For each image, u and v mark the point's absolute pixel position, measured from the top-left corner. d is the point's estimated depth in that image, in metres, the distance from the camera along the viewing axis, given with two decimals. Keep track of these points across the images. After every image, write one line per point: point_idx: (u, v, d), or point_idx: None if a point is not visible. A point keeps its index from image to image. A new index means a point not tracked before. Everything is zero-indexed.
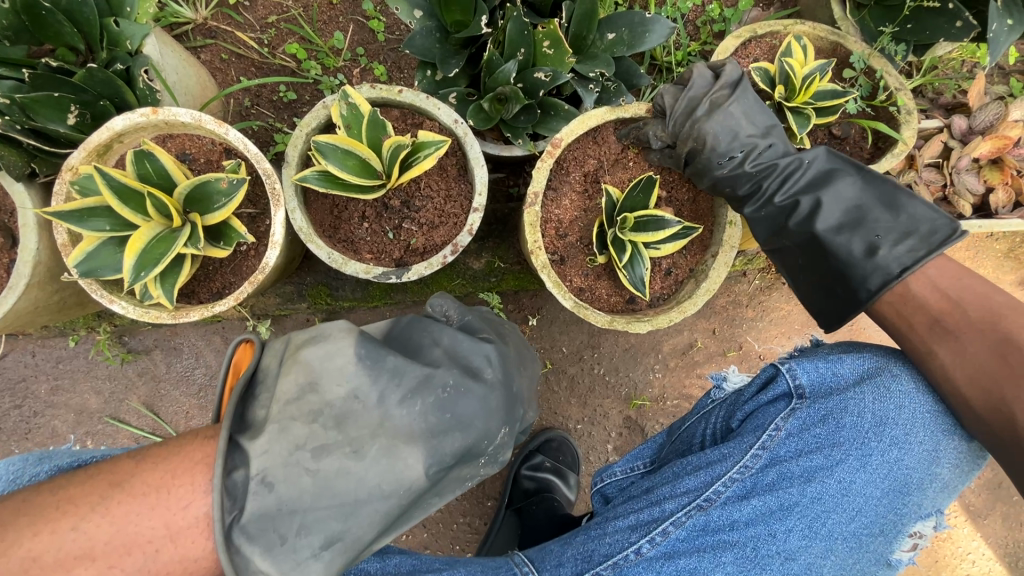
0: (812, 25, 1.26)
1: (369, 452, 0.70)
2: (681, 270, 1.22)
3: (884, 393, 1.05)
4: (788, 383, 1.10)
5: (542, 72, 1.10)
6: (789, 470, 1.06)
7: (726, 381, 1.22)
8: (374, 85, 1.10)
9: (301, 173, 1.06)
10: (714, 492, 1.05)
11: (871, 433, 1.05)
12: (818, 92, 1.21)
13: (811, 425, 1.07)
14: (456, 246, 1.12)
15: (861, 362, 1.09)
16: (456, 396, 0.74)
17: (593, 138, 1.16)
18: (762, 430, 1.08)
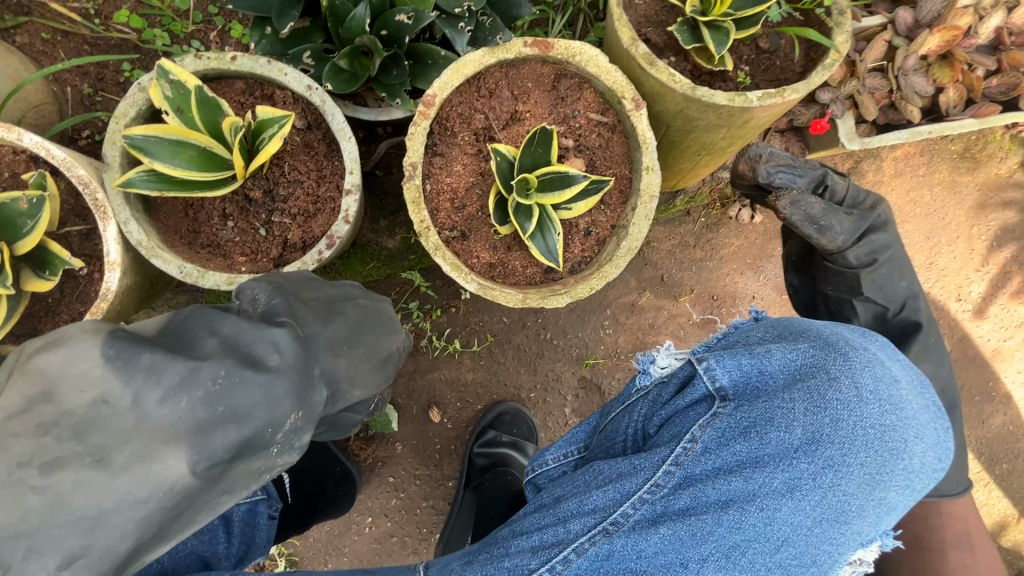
0: None
1: (119, 456, 0.49)
2: (602, 228, 1.09)
3: (817, 401, 0.85)
4: (706, 385, 0.91)
5: (403, 14, 0.91)
6: (704, 493, 0.85)
7: (654, 364, 1.02)
8: (197, 54, 0.90)
9: (125, 176, 0.88)
10: (622, 514, 0.86)
11: (801, 451, 0.84)
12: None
13: (729, 440, 0.87)
14: (332, 238, 0.96)
15: (794, 357, 0.89)
16: (232, 387, 0.52)
17: (478, 88, 0.98)
18: (678, 440, 0.89)
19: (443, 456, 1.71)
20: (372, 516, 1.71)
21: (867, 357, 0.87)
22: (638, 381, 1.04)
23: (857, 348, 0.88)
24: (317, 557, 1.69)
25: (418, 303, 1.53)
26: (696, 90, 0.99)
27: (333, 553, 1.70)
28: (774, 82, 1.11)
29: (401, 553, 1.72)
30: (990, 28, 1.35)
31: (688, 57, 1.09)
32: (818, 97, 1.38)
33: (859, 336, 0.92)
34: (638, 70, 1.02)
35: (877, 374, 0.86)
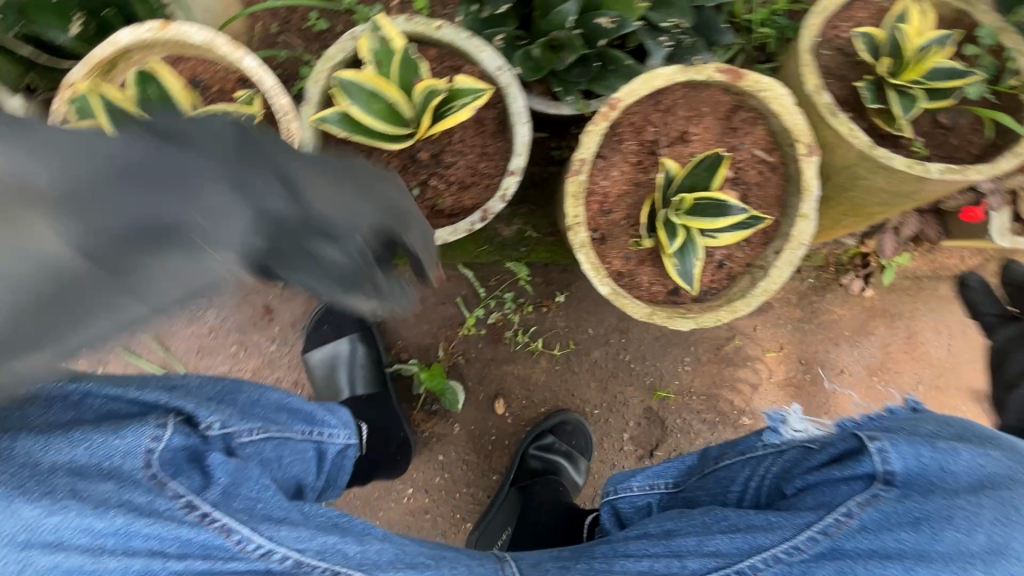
0: None
1: (107, 221, 0.50)
2: (736, 264, 1.09)
3: (1004, 513, 0.81)
4: (874, 465, 0.85)
5: (606, 17, 0.94)
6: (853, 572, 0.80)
7: (786, 423, 1.01)
8: (411, 17, 0.95)
9: (321, 113, 0.94)
10: (751, 566, 0.83)
11: (981, 561, 0.79)
12: (933, 69, 1.02)
13: (891, 523, 0.82)
14: (486, 213, 0.99)
15: (976, 461, 0.85)
16: (148, 150, 0.54)
17: (656, 102, 1.00)
18: (829, 509, 0.85)
19: (494, 449, 1.71)
20: (412, 488, 1.73)
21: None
22: (771, 436, 1.02)
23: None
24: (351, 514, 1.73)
25: (513, 294, 1.55)
26: (874, 149, 0.97)
27: (367, 514, 1.73)
28: (949, 159, 1.08)
29: (430, 532, 1.73)
30: None
31: (864, 116, 1.08)
32: (975, 184, 1.33)
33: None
34: (817, 118, 1.01)
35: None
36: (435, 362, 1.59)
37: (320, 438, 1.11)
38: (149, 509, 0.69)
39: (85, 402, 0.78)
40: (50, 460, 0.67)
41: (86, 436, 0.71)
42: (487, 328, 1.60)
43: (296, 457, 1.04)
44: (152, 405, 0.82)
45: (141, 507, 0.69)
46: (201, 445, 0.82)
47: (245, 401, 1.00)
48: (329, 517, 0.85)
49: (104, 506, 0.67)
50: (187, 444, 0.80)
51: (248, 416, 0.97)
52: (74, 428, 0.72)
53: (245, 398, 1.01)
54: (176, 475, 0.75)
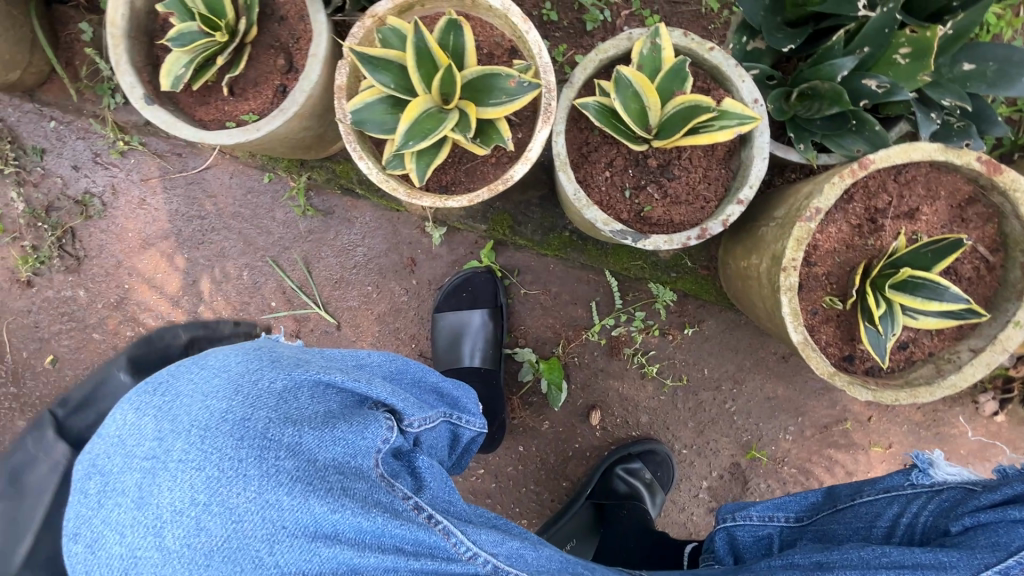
0: None
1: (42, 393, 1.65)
2: (919, 349, 1.08)
3: None
4: None
5: (876, 82, 0.95)
6: None
7: (935, 468, 0.98)
8: (689, 33, 0.99)
9: (582, 99, 0.99)
10: None
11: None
12: None
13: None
14: (703, 232, 1.02)
15: None
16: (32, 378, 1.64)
17: (895, 173, 1.01)
18: (1004, 550, 0.81)
19: (574, 456, 1.72)
20: (483, 469, 1.75)
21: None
22: (915, 478, 1.00)
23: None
24: None
25: (645, 314, 1.57)
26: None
27: None
28: None
29: None
30: None
31: None
32: None
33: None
34: None
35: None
36: (550, 357, 1.62)
37: (457, 422, 1.05)
38: (392, 510, 0.78)
39: (330, 393, 0.82)
40: (324, 456, 0.75)
41: (344, 435, 0.78)
42: (608, 339, 1.62)
43: (437, 443, 1.01)
44: (370, 398, 0.86)
45: (388, 508, 0.77)
46: (406, 444, 0.89)
47: (409, 380, 0.99)
48: (489, 518, 0.93)
49: (368, 507, 0.75)
50: (400, 445, 0.88)
51: (422, 403, 0.96)
52: (333, 421, 0.79)
53: (410, 377, 0.99)
54: (396, 475, 0.84)
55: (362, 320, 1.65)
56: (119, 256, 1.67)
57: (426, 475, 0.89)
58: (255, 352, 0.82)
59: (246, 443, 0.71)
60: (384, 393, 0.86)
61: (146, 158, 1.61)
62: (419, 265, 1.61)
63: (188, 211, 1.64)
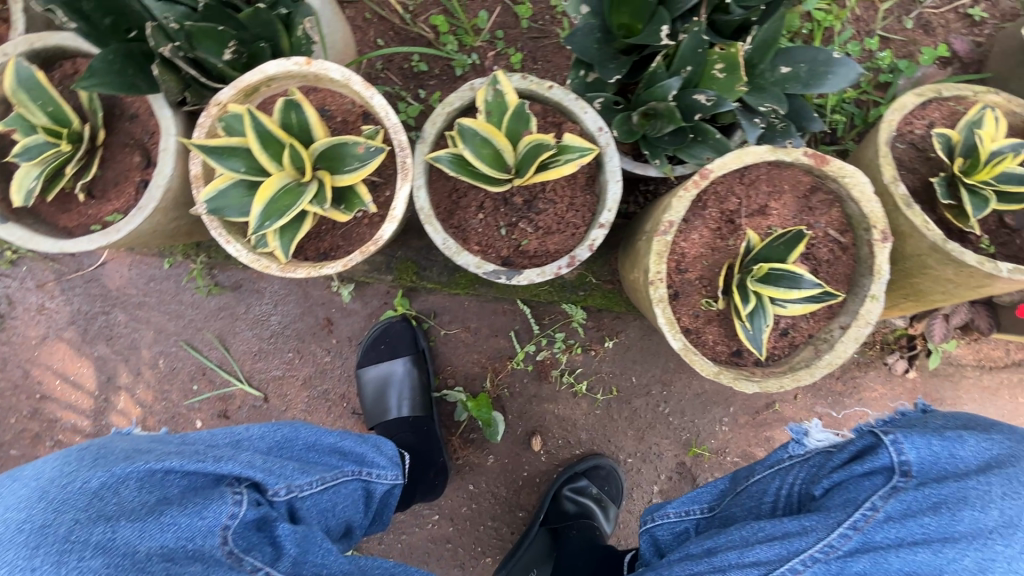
0: (1006, 97, 1.16)
1: None
2: (799, 333, 1.13)
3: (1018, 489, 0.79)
4: (890, 456, 0.85)
5: (704, 95, 1.02)
6: (886, 562, 0.79)
7: (808, 437, 1.01)
8: (527, 76, 1.05)
9: (435, 153, 1.03)
10: (790, 569, 0.83)
11: (996, 534, 0.78)
12: (1002, 173, 1.08)
13: (916, 511, 0.81)
14: (572, 259, 1.06)
15: (988, 446, 0.84)
16: None
17: (740, 176, 1.07)
18: (854, 505, 0.84)
19: (525, 485, 1.71)
20: (438, 515, 1.73)
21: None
22: (791, 448, 1.04)
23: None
24: (374, 534, 1.72)
25: (565, 335, 1.61)
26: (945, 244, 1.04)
27: (390, 535, 1.73)
28: (1012, 258, 1.13)
29: (449, 562, 1.73)
30: None
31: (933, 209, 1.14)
32: None
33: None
34: (891, 207, 1.08)
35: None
36: (481, 392, 1.63)
37: (369, 478, 1.14)
38: None
39: (165, 480, 0.85)
40: (146, 547, 0.78)
41: (172, 521, 0.81)
42: (535, 364, 1.64)
43: (347, 501, 1.09)
44: (224, 476, 0.89)
45: None
46: (269, 514, 0.92)
47: (301, 449, 1.05)
48: (387, 569, 0.99)
49: None
50: (259, 516, 0.90)
51: (308, 467, 1.02)
52: (163, 508, 0.82)
53: (302, 443, 1.06)
54: (250, 549, 0.87)
55: (289, 388, 1.63)
56: (26, 367, 1.62)
57: (289, 542, 0.91)
58: (84, 451, 0.85)
59: (44, 549, 0.74)
60: (238, 468, 0.90)
61: (39, 263, 1.59)
62: (336, 324, 1.61)
63: (91, 309, 1.60)
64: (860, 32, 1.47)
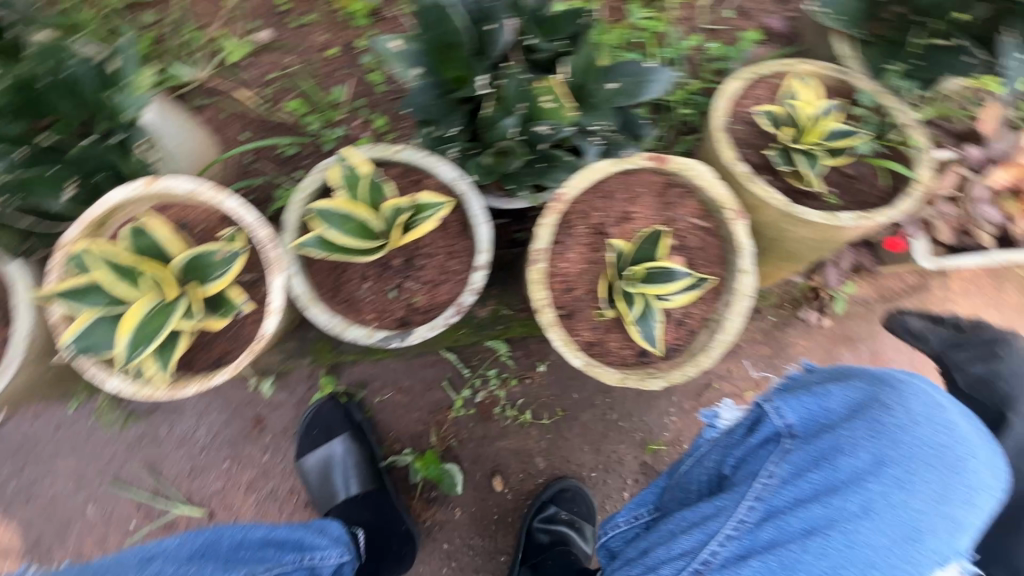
0: (816, 65, 1.28)
1: None
2: (694, 319, 1.18)
3: (878, 426, 0.91)
4: (775, 423, 1.01)
5: (544, 126, 1.07)
6: (786, 524, 0.89)
7: (718, 419, 1.16)
8: (372, 146, 1.09)
9: (300, 239, 1.03)
10: (709, 552, 0.92)
11: (868, 474, 0.89)
12: (827, 131, 1.19)
13: (803, 470, 0.93)
14: (459, 307, 1.08)
15: (850, 393, 0.98)
16: None
17: (598, 191, 1.14)
18: (754, 477, 0.97)
19: (498, 529, 1.69)
20: None
21: (915, 389, 0.95)
22: (706, 433, 1.18)
23: (904, 379, 0.97)
24: None
25: (497, 370, 1.62)
26: (791, 208, 1.12)
27: None
28: (863, 204, 1.20)
29: None
30: None
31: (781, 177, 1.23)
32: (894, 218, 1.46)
33: (909, 374, 1.00)
34: (739, 185, 1.16)
35: (924, 402, 0.93)
36: (428, 449, 1.62)
37: (308, 563, 1.14)
38: None
39: None
40: None
41: None
42: (476, 406, 1.65)
43: None
44: None
45: None
46: None
47: (228, 548, 1.07)
48: None
49: None
50: None
51: (233, 564, 1.04)
52: None
53: (227, 544, 1.08)
54: None
55: (233, 499, 1.56)
56: None
57: None
58: None
59: None
60: None
61: None
62: (267, 420, 1.57)
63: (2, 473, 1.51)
64: (689, 31, 1.59)
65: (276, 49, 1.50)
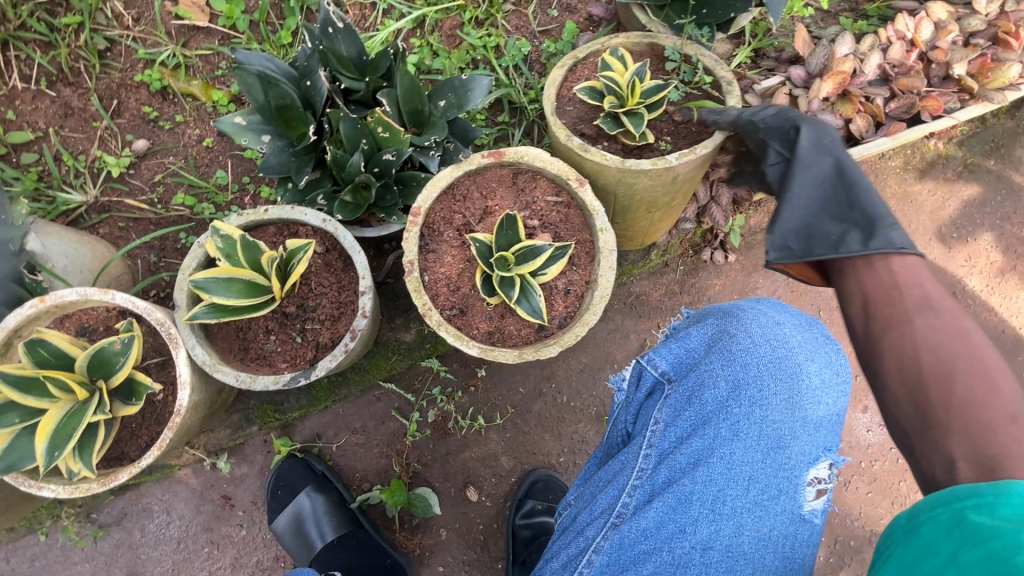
0: (625, 36, 1.40)
1: None
2: (578, 284, 1.28)
3: (729, 356, 1.06)
4: (652, 374, 1.13)
5: (388, 153, 1.19)
6: (676, 461, 1.03)
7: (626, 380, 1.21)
8: (239, 212, 1.18)
9: (191, 312, 1.11)
10: (622, 505, 1.03)
11: (731, 400, 1.04)
12: (644, 90, 1.32)
13: (681, 409, 1.06)
14: (354, 331, 1.16)
15: (706, 332, 1.12)
16: None
17: (453, 195, 1.25)
18: (646, 428, 1.09)
19: (488, 537, 1.72)
20: None
21: (754, 313, 1.11)
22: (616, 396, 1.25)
23: (745, 308, 1.11)
24: None
25: (440, 387, 1.70)
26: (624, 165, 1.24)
27: None
28: (694, 143, 1.34)
29: None
30: (873, 66, 1.62)
31: (617, 140, 1.36)
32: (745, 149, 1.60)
33: (750, 302, 1.15)
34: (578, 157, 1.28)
35: (764, 323, 1.09)
36: (394, 479, 1.66)
37: None
38: None
39: None
40: None
41: None
42: (431, 426, 1.71)
43: None
44: None
45: None
46: None
47: None
48: None
49: None
50: None
51: None
52: None
53: None
54: None
55: None
56: None
57: None
58: None
59: None
60: None
61: None
62: (234, 496, 1.61)
63: None
64: (524, 37, 1.74)
65: (157, 153, 1.62)
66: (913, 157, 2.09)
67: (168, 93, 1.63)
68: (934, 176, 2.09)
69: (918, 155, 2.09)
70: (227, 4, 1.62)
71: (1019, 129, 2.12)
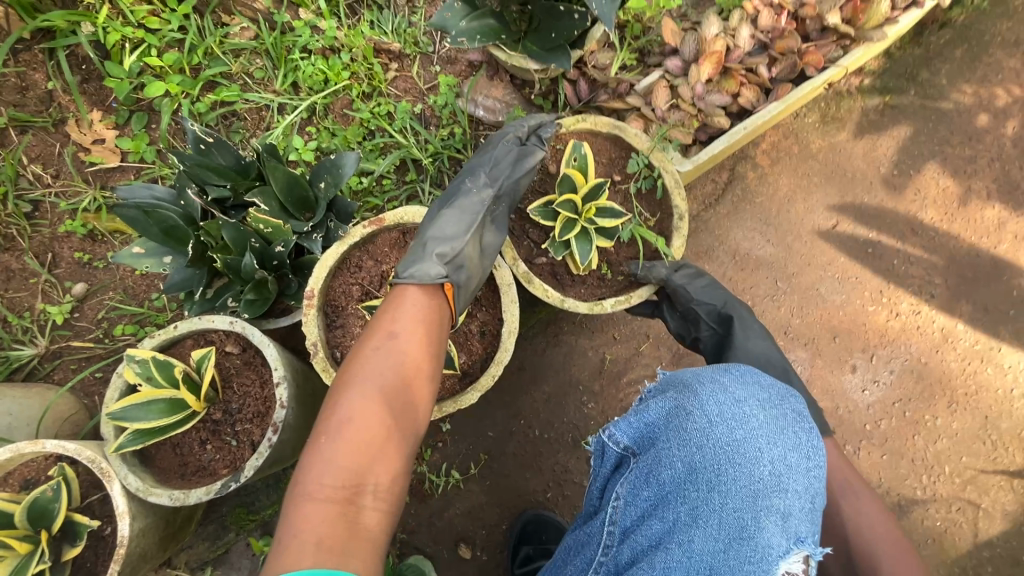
0: (593, 119, 1.39)
1: None
2: (490, 324, 1.31)
3: (684, 434, 1.03)
4: (615, 449, 1.10)
5: (278, 246, 1.23)
6: (639, 542, 1.00)
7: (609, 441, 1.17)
8: (151, 335, 1.22)
9: (117, 443, 1.14)
10: None
11: (689, 483, 1.00)
12: (604, 211, 1.34)
13: (640, 488, 1.03)
14: (275, 425, 1.18)
15: (663, 404, 1.08)
16: None
17: (347, 268, 1.30)
18: (608, 502, 1.07)
19: None
20: None
21: (711, 388, 1.07)
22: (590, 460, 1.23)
23: (703, 381, 1.09)
24: None
25: None
26: (563, 302, 1.35)
27: None
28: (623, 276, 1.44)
29: None
30: (745, 39, 1.61)
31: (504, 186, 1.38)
32: None
33: (708, 373, 1.12)
34: None
35: (720, 399, 1.06)
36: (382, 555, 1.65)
37: None
38: None
39: None
40: None
41: None
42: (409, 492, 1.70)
43: None
44: None
45: None
46: None
47: None
48: None
49: None
50: None
51: None
52: None
53: None
54: None
55: None
56: None
57: None
58: None
59: None
60: None
61: None
62: None
63: None
64: (412, 97, 1.79)
65: (96, 292, 1.70)
66: (830, 109, 2.04)
67: (96, 235, 1.72)
68: (859, 122, 2.05)
69: (835, 106, 2.04)
70: (132, 141, 1.73)
71: (929, 54, 2.08)
